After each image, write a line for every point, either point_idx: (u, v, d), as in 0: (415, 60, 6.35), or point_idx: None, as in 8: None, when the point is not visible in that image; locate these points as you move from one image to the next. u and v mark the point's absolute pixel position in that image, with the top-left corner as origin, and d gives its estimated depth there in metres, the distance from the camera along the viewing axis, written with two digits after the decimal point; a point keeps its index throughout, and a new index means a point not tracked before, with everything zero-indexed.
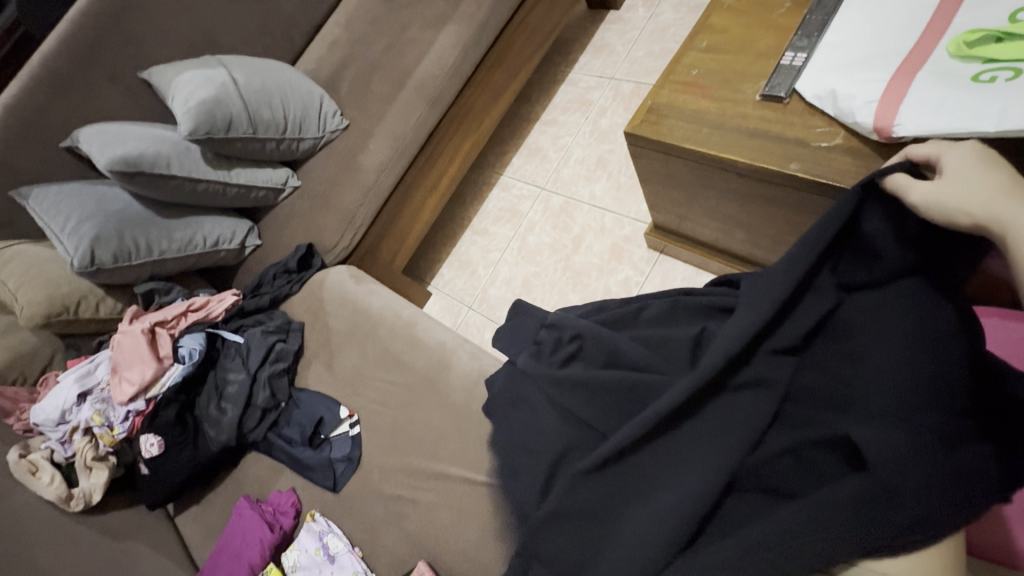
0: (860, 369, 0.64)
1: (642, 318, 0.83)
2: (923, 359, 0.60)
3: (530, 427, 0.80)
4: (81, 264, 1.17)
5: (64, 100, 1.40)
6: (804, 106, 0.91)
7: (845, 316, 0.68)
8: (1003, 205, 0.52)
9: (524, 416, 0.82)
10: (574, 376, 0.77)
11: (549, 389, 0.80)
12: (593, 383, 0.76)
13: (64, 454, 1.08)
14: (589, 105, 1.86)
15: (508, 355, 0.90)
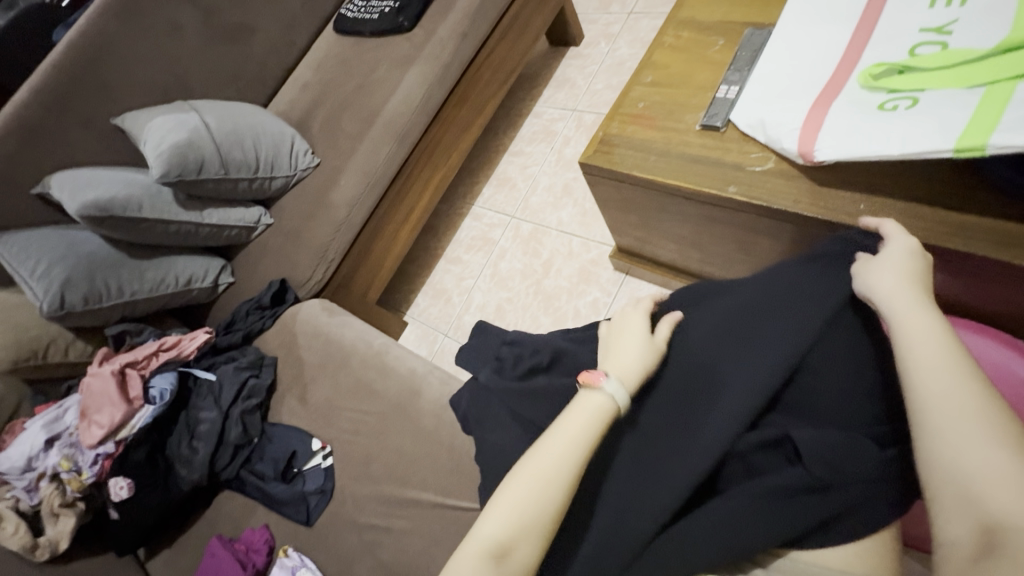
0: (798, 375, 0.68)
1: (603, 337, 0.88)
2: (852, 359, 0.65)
3: (496, 434, 0.82)
4: (50, 308, 1.17)
5: (34, 146, 1.42)
6: (739, 133, 0.98)
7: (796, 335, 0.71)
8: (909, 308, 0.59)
9: (487, 425, 0.83)
10: (534, 388, 0.81)
11: (512, 399, 0.83)
12: (557, 392, 0.79)
13: (29, 502, 1.06)
14: (554, 136, 1.94)
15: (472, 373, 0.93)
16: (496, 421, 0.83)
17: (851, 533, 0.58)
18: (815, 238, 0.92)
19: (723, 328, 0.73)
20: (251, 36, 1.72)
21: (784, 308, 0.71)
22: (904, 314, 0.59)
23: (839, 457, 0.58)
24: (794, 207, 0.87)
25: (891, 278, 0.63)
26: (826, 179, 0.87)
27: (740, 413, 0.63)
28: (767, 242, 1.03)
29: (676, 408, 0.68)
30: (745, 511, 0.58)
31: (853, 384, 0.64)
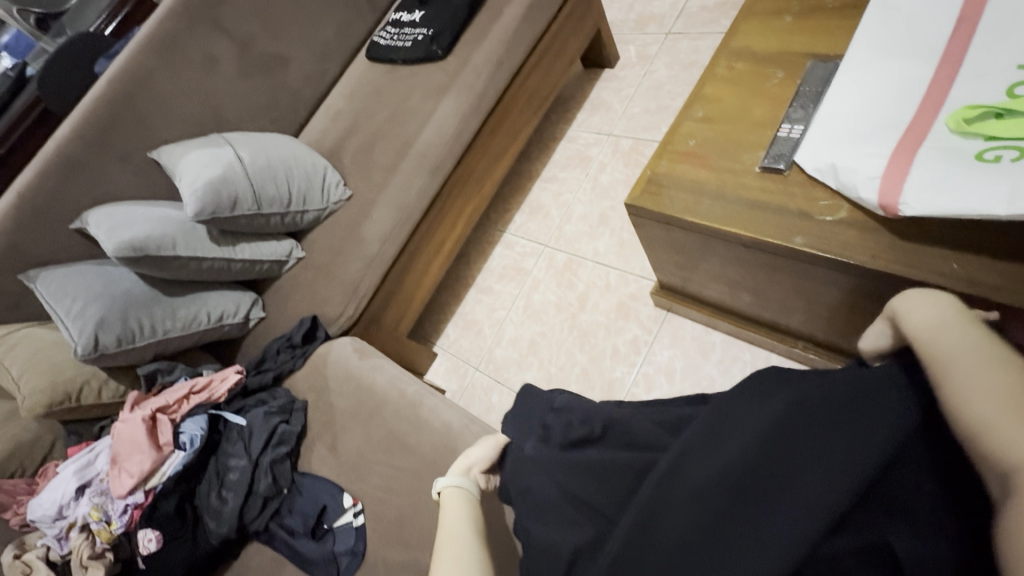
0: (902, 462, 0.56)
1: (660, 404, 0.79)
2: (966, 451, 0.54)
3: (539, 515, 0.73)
4: (85, 350, 1.16)
5: (74, 182, 1.43)
6: (806, 177, 0.90)
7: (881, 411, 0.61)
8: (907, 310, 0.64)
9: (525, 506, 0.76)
10: (583, 460, 0.74)
11: (559, 474, 0.75)
12: (606, 464, 0.72)
13: (59, 551, 1.04)
14: (589, 161, 1.88)
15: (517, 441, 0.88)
16: (537, 499, 0.75)
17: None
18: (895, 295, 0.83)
19: (804, 398, 0.60)
20: (286, 67, 1.72)
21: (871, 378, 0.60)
22: (910, 322, 0.61)
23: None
24: (873, 263, 0.79)
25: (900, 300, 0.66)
26: (909, 233, 0.79)
27: (823, 512, 0.53)
28: (834, 294, 0.94)
29: (749, 497, 0.57)
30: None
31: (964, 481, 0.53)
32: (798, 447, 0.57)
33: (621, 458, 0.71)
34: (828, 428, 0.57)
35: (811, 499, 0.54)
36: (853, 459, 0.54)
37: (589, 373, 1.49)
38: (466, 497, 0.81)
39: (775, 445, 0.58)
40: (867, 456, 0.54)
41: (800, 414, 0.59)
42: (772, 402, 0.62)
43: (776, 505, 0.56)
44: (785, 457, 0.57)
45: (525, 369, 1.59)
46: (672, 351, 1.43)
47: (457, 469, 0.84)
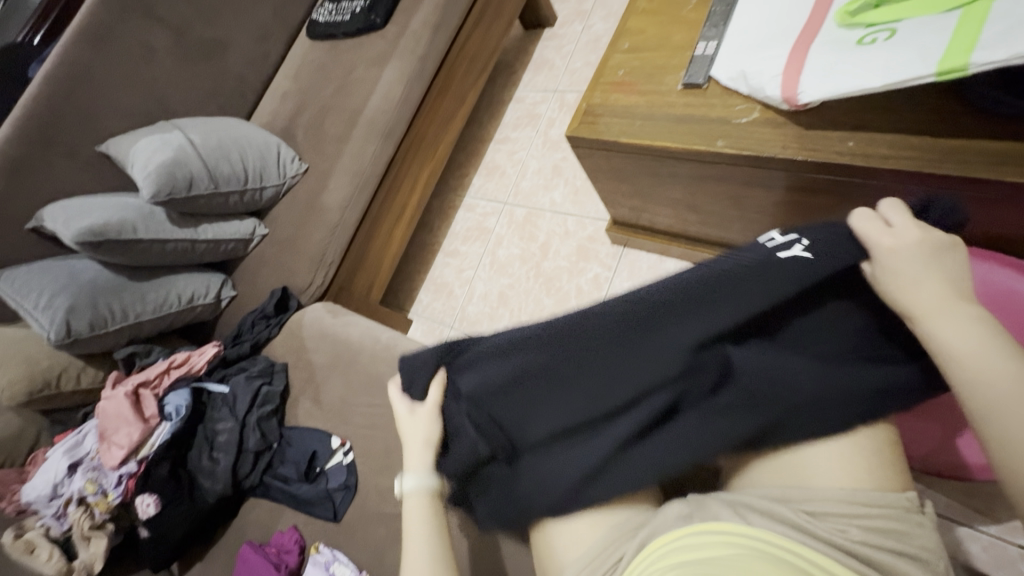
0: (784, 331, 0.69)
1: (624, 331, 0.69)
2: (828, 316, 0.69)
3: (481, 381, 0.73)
4: (57, 337, 1.18)
5: (22, 181, 1.42)
6: (722, 88, 0.99)
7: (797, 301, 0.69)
8: (935, 309, 0.58)
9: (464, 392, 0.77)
10: (524, 367, 0.71)
11: (503, 382, 0.71)
12: (546, 368, 0.70)
13: (60, 528, 1.07)
14: (538, 118, 1.94)
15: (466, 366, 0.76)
16: (507, 367, 0.71)
17: (799, 430, 0.64)
18: (806, 182, 0.93)
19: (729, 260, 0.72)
20: (226, 52, 1.72)
21: (768, 267, 0.69)
22: (910, 279, 0.61)
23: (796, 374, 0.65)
24: (783, 152, 0.88)
25: (917, 240, 0.64)
26: (813, 122, 0.88)
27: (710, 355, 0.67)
28: (761, 195, 1.03)
29: (651, 360, 0.67)
30: (709, 421, 0.66)
31: (829, 313, 0.69)
32: (718, 285, 0.69)
33: (557, 356, 0.70)
34: (726, 296, 0.68)
35: (694, 326, 0.67)
36: (746, 314, 0.67)
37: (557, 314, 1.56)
38: (434, 499, 0.75)
39: (703, 285, 0.69)
40: (764, 291, 0.67)
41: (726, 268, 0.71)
42: (685, 284, 0.70)
43: (675, 364, 0.67)
44: (714, 291, 0.68)
45: (498, 320, 1.65)
46: (632, 282, 1.52)
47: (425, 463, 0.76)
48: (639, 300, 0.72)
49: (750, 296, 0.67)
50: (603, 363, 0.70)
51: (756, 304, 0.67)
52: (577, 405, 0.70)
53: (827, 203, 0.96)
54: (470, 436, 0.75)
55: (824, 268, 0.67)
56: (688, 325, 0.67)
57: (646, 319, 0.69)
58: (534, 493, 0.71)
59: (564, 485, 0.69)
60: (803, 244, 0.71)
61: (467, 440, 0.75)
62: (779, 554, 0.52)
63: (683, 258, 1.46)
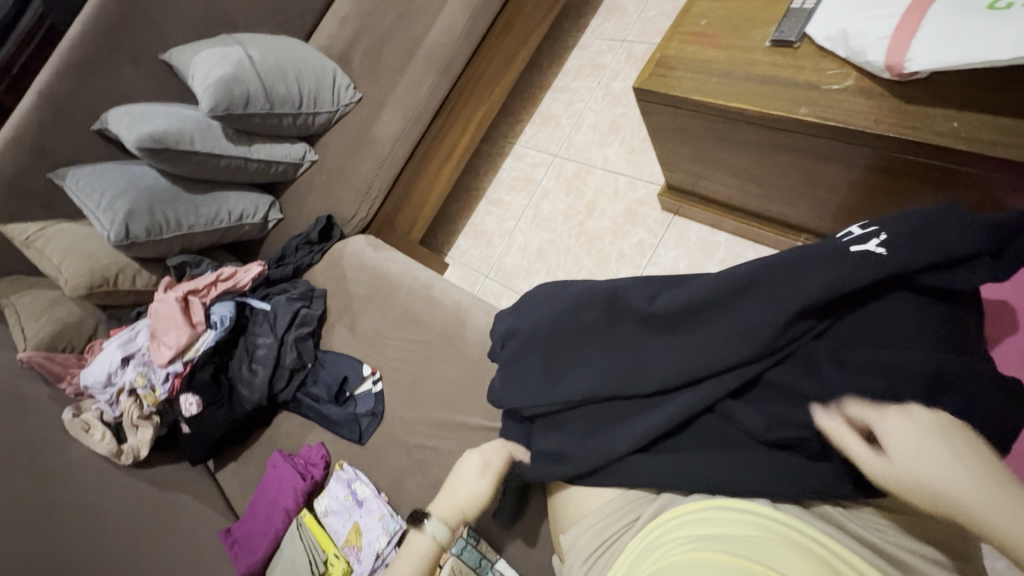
0: (859, 329, 0.62)
1: (664, 310, 0.71)
2: (925, 313, 0.60)
3: (523, 341, 0.81)
4: (116, 238, 1.23)
5: (90, 82, 1.45)
6: (816, 49, 0.90)
7: (878, 301, 0.62)
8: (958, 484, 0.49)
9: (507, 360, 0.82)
10: (565, 330, 0.78)
11: (544, 342, 0.79)
12: (585, 332, 0.77)
13: (112, 414, 1.17)
14: (601, 69, 1.84)
15: (515, 322, 0.86)
16: (551, 330, 0.79)
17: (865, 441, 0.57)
18: (893, 163, 0.85)
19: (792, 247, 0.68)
20: None
21: (835, 253, 0.63)
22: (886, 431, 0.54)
23: (845, 376, 0.59)
24: (875, 128, 0.81)
25: (907, 433, 0.53)
26: (916, 95, 0.80)
27: (760, 343, 0.63)
28: (838, 172, 0.96)
29: (690, 343, 0.68)
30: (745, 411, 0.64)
31: (920, 307, 0.61)
32: (773, 274, 0.66)
33: (595, 325, 0.76)
34: (783, 284, 0.64)
35: (739, 314, 0.66)
36: (803, 304, 0.62)
37: (595, 275, 1.53)
38: (437, 553, 0.72)
39: (760, 271, 0.67)
40: (820, 280, 0.61)
41: (787, 254, 0.67)
42: (739, 269, 0.69)
43: (714, 347, 0.65)
44: (766, 279, 0.66)
45: (534, 274, 1.64)
46: (677, 252, 1.46)
47: (449, 514, 0.75)
48: (687, 286, 0.72)
49: (813, 283, 0.62)
50: (645, 347, 0.71)
51: (817, 294, 0.61)
52: (608, 374, 0.72)
53: (910, 187, 0.88)
54: (502, 381, 0.81)
55: (895, 269, 0.60)
56: (738, 314, 0.66)
57: (690, 301, 0.69)
58: (560, 455, 0.74)
59: (593, 462, 0.70)
60: (881, 237, 0.63)
61: (502, 390, 0.81)
62: (793, 535, 0.52)
63: (736, 233, 1.39)
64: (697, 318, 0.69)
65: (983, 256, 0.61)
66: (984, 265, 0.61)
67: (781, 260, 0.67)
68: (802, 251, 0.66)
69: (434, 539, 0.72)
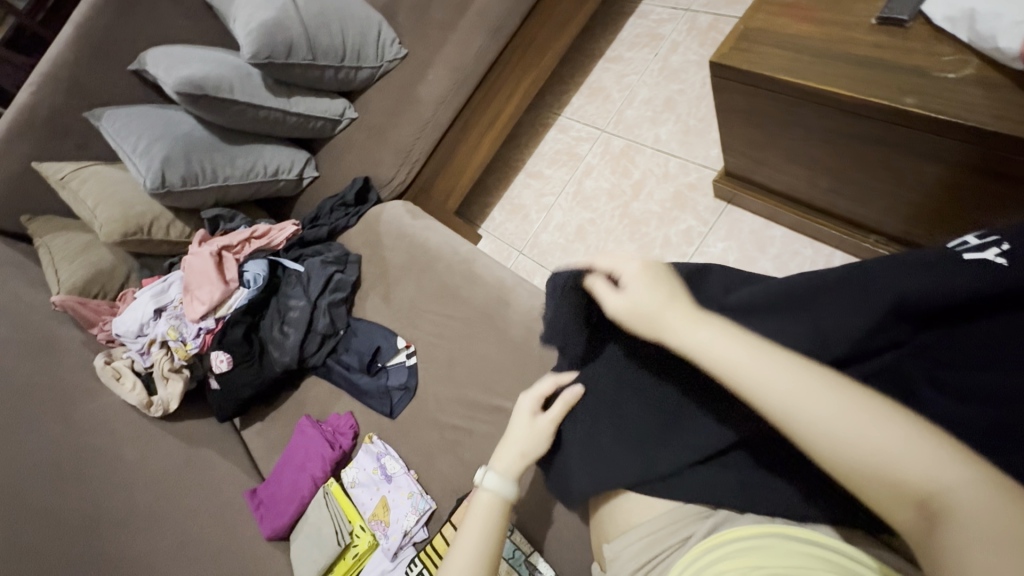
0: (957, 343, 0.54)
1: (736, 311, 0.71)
2: None
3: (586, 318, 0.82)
4: (152, 185, 1.20)
5: (130, 20, 1.39)
6: (930, 30, 0.81)
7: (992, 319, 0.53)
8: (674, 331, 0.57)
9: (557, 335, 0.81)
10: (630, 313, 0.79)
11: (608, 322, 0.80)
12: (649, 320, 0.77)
13: (143, 364, 1.16)
14: (659, 40, 1.72)
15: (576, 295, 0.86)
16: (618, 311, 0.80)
17: None
18: (1004, 166, 0.76)
19: (892, 253, 0.63)
20: None
21: (937, 263, 0.58)
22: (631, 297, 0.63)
23: (934, 392, 0.51)
24: (994, 124, 0.72)
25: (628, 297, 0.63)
26: None
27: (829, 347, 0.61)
28: (933, 171, 0.87)
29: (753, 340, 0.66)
30: None
31: None
32: (864, 278, 0.62)
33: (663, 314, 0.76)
34: (862, 288, 0.61)
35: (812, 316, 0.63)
36: (879, 307, 0.59)
37: None
38: (505, 509, 0.70)
39: (850, 275, 0.63)
40: (907, 287, 0.57)
41: (879, 260, 0.63)
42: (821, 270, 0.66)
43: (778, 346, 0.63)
44: (847, 282, 0.63)
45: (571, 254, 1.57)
46: (727, 244, 1.38)
47: (512, 469, 0.73)
48: (767, 284, 0.70)
49: (898, 290, 0.58)
50: None
51: (897, 299, 0.58)
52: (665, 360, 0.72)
53: (1018, 194, 0.79)
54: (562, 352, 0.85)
55: (1001, 282, 0.53)
56: (820, 316, 0.62)
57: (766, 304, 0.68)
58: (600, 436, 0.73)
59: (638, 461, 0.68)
60: (1002, 248, 0.56)
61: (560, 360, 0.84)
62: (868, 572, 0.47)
63: (794, 228, 1.30)
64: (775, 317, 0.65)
65: None
66: None
67: (873, 266, 0.62)
68: (900, 258, 0.61)
69: (495, 493, 0.70)
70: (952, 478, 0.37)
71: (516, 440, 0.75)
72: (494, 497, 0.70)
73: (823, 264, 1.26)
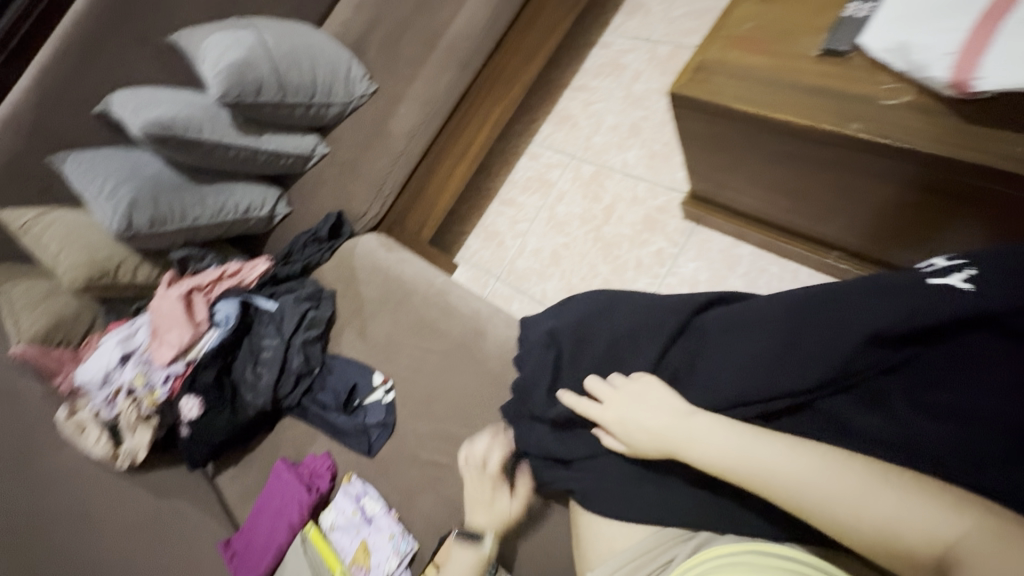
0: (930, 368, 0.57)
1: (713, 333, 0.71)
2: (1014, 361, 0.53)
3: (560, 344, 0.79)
4: (117, 229, 1.17)
5: (94, 63, 1.38)
6: (869, 61, 0.86)
7: (957, 343, 0.56)
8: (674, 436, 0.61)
9: (534, 360, 0.80)
10: (606, 336, 0.76)
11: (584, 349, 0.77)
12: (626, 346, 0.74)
13: (109, 415, 1.11)
14: (622, 69, 1.78)
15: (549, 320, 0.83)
16: (593, 334, 0.77)
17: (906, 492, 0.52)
18: (947, 184, 0.81)
19: (862, 276, 0.65)
20: None
21: (906, 287, 0.60)
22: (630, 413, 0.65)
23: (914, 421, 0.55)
24: (934, 147, 0.76)
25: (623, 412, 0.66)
26: (983, 116, 0.75)
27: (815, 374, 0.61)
28: (884, 191, 0.91)
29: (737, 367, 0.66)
30: None
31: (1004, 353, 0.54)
32: (835, 300, 0.64)
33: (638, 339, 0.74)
34: (841, 313, 0.62)
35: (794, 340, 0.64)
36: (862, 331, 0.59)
37: (611, 283, 1.49)
38: (483, 567, 0.74)
39: (822, 296, 0.65)
40: (885, 311, 0.59)
41: (851, 283, 0.64)
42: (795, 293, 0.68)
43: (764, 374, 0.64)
44: (824, 305, 0.64)
45: (547, 280, 1.59)
46: (697, 263, 1.41)
47: (490, 526, 0.76)
48: (742, 308, 0.71)
49: (877, 314, 0.59)
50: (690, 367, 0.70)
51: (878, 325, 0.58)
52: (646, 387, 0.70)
53: (962, 210, 0.84)
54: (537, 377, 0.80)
55: (971, 306, 0.55)
56: (798, 339, 0.63)
57: (745, 331, 0.68)
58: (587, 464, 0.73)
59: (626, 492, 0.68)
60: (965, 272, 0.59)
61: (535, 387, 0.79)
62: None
63: (760, 246, 1.34)
64: (755, 342, 0.66)
65: None
66: None
67: (846, 288, 0.64)
68: (869, 280, 0.63)
69: (482, 554, 0.74)
70: (957, 535, 0.44)
71: (478, 500, 0.78)
72: (479, 559, 0.74)
73: (789, 280, 1.30)
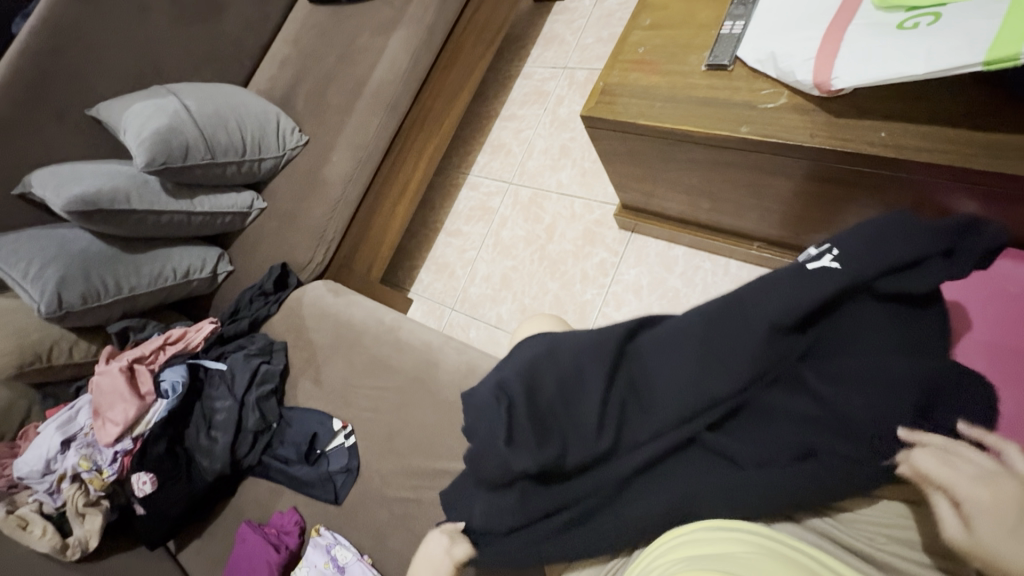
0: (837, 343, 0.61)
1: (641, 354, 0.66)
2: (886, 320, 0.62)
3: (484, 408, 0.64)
4: (48, 310, 1.14)
5: (9, 144, 1.35)
6: (748, 71, 0.96)
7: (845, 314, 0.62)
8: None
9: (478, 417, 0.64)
10: (534, 384, 0.64)
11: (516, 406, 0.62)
12: (558, 387, 0.64)
13: (53, 504, 1.06)
14: (546, 96, 1.88)
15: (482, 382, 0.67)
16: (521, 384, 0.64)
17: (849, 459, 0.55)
18: (831, 171, 0.90)
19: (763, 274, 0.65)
20: (223, 14, 1.63)
21: (802, 274, 0.63)
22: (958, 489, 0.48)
23: (845, 397, 0.56)
24: (811, 141, 0.85)
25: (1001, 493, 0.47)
26: (847, 109, 0.85)
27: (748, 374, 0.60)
28: (783, 182, 1.00)
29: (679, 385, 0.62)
30: (745, 448, 0.58)
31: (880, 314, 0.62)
32: (749, 299, 0.63)
33: (568, 378, 0.65)
34: (763, 310, 0.61)
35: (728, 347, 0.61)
36: (784, 321, 0.59)
37: (561, 298, 1.54)
38: None
39: (737, 299, 0.64)
40: (799, 300, 0.60)
41: (756, 282, 0.64)
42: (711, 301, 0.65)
43: (704, 386, 0.60)
44: (745, 306, 0.62)
45: (501, 303, 1.62)
46: (638, 269, 1.49)
47: None
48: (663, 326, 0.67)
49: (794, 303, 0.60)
50: (626, 393, 0.64)
51: (797, 313, 0.59)
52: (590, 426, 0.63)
53: (848, 193, 0.94)
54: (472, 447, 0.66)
55: (853, 279, 0.61)
56: (733, 344, 0.61)
57: (674, 347, 0.64)
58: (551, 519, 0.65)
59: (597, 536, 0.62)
60: (834, 253, 0.64)
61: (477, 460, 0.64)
62: (791, 554, 0.48)
63: (692, 246, 1.43)
64: (684, 352, 0.63)
65: (941, 257, 0.63)
66: (942, 266, 0.62)
67: (754, 286, 0.64)
68: (768, 275, 0.65)
69: None
70: None
71: None
72: None
73: (722, 273, 1.38)
